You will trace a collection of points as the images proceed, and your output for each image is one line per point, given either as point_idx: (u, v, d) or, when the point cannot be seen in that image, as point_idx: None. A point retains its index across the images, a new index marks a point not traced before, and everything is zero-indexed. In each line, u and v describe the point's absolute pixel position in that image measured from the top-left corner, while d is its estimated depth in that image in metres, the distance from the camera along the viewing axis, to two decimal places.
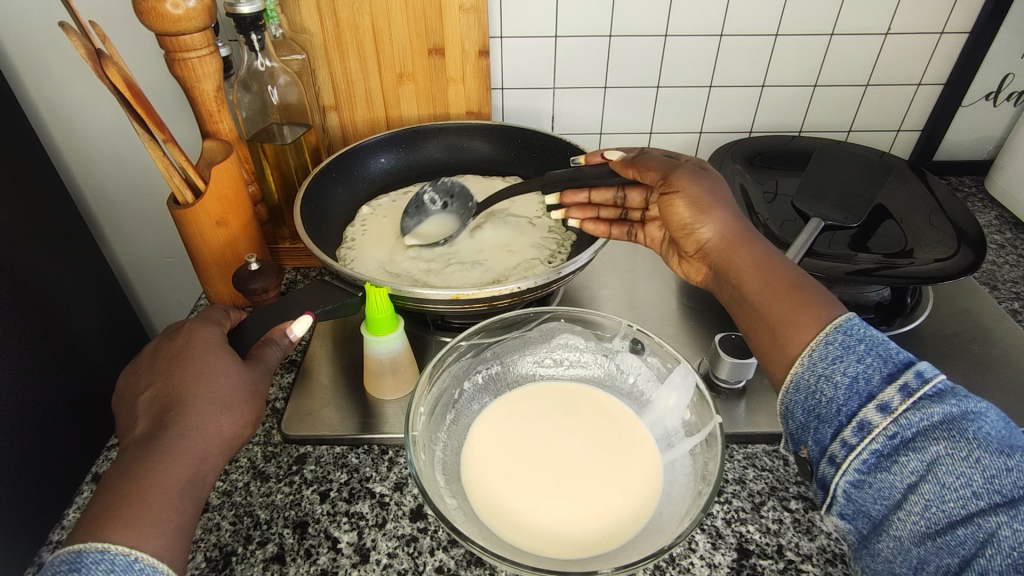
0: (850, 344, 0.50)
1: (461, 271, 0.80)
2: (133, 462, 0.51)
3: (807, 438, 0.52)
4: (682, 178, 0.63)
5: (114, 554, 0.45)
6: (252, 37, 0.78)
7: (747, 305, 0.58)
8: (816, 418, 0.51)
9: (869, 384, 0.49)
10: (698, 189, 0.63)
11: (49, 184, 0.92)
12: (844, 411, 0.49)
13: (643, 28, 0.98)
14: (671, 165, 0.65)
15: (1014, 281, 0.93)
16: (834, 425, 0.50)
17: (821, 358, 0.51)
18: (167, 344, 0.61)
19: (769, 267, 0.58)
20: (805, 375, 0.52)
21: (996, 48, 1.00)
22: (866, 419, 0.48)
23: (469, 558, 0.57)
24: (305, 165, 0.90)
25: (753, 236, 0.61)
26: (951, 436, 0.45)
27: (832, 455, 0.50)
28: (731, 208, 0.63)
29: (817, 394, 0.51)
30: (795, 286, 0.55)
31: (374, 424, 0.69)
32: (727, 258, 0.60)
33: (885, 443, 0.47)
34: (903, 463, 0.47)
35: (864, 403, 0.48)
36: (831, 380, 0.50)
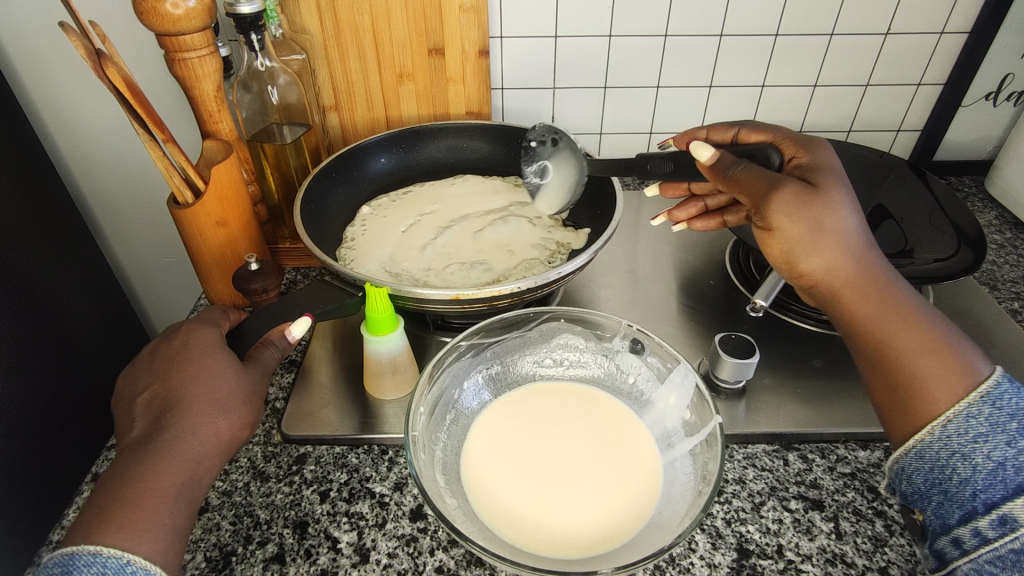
0: (998, 423, 0.49)
1: (461, 271, 0.80)
2: (130, 465, 0.51)
3: (927, 507, 0.51)
4: (788, 210, 0.55)
5: (107, 556, 0.45)
6: (252, 37, 0.78)
7: (868, 355, 0.55)
8: (943, 493, 0.50)
9: (1017, 475, 0.47)
10: (807, 224, 0.55)
11: (49, 185, 0.92)
12: (981, 497, 0.48)
13: (643, 28, 0.98)
14: (773, 185, 0.56)
15: (1014, 281, 0.93)
16: (965, 507, 0.49)
17: (957, 433, 0.50)
18: (165, 345, 0.61)
19: (895, 320, 0.54)
20: (934, 445, 0.50)
21: (996, 47, 0.99)
22: (1010, 514, 0.47)
23: (469, 558, 0.57)
24: (305, 165, 0.90)
25: (875, 274, 0.57)
26: None
27: (959, 537, 0.49)
28: (849, 237, 0.56)
29: (948, 470, 0.50)
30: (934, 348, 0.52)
31: (374, 424, 0.69)
32: (843, 300, 0.57)
33: None
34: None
35: (1010, 495, 0.47)
36: (969, 460, 0.49)
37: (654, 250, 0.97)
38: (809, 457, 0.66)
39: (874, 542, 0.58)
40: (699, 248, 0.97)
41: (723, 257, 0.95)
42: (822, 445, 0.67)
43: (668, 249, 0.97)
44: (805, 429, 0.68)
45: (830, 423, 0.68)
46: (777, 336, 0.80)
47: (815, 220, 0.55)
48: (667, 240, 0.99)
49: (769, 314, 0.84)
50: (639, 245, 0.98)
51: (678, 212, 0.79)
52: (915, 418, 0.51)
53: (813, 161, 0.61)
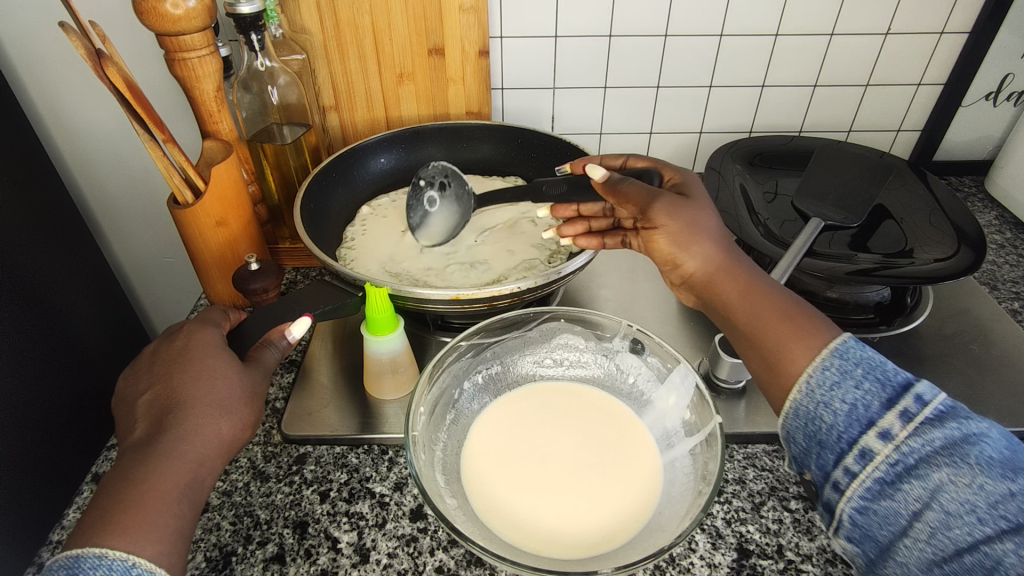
0: (847, 368, 0.46)
1: (461, 271, 0.80)
2: (132, 466, 0.51)
3: (809, 463, 0.48)
4: (661, 210, 0.58)
5: (112, 560, 0.45)
6: (252, 37, 0.78)
7: (740, 338, 0.54)
8: (817, 444, 0.46)
9: (868, 410, 0.45)
10: (681, 222, 0.57)
11: (49, 186, 0.92)
12: (845, 438, 0.45)
13: (643, 28, 0.98)
14: (648, 194, 0.59)
15: (1014, 281, 0.93)
16: (835, 452, 0.46)
17: (819, 384, 0.47)
18: (166, 346, 0.61)
19: (757, 298, 0.53)
20: (803, 402, 0.47)
21: (996, 48, 1.00)
22: (868, 447, 0.44)
23: (469, 558, 0.57)
24: (305, 165, 0.90)
25: (741, 262, 0.56)
26: (955, 463, 0.42)
27: (835, 482, 0.46)
28: (715, 234, 0.58)
29: (815, 420, 0.47)
30: (791, 315, 0.51)
31: (374, 424, 0.69)
32: (714, 287, 0.56)
33: (887, 471, 0.44)
34: (906, 491, 0.43)
35: (865, 430, 0.45)
36: (830, 407, 0.46)
37: None
38: None
39: None
40: None
41: None
42: None
43: None
44: None
45: None
46: None
47: (690, 219, 0.58)
48: None
49: None
50: None
51: (564, 228, 0.69)
52: (784, 383, 0.49)
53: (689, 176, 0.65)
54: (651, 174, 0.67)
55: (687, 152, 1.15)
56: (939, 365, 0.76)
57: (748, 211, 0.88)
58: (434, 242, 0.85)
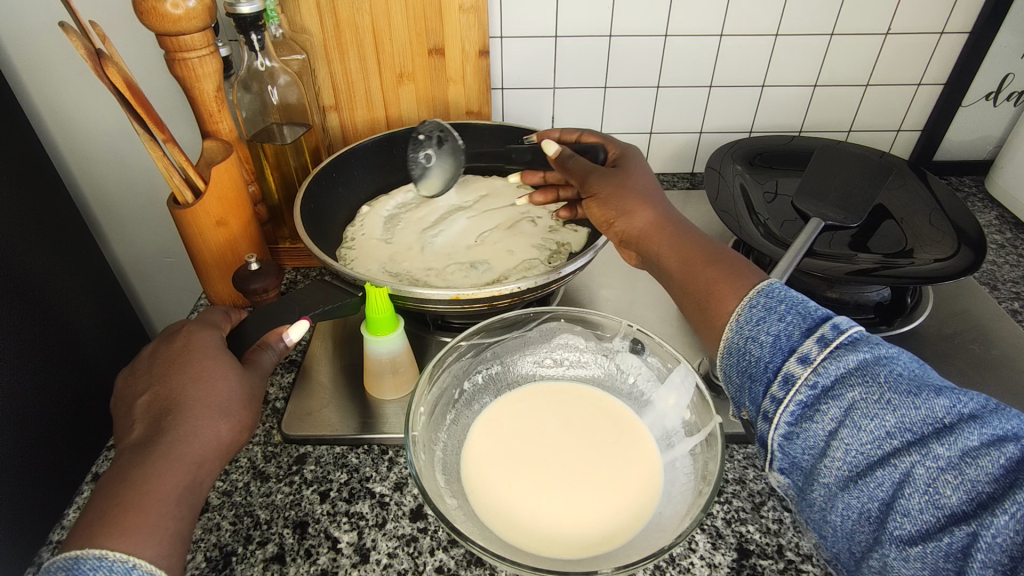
0: (772, 306, 0.48)
1: (462, 271, 0.80)
2: (131, 467, 0.51)
3: (744, 399, 0.49)
4: (597, 182, 0.66)
5: (112, 561, 0.45)
6: (252, 37, 0.78)
7: (674, 285, 0.57)
8: (748, 377, 0.48)
9: (790, 339, 0.46)
10: (611, 188, 0.64)
11: (49, 185, 0.92)
12: (770, 365, 0.46)
13: (643, 28, 0.98)
14: (588, 168, 0.67)
15: (1014, 281, 0.93)
16: (762, 382, 0.47)
17: (746, 321, 0.49)
18: (166, 347, 0.61)
19: (684, 249, 0.57)
20: (734, 339, 0.49)
21: (996, 48, 0.99)
22: (790, 372, 0.45)
23: (469, 558, 0.57)
24: (305, 165, 0.90)
25: (675, 220, 0.61)
26: (866, 381, 0.42)
27: (765, 411, 0.47)
28: (650, 197, 0.63)
29: (746, 355, 0.48)
30: (715, 261, 0.55)
31: (374, 424, 0.69)
32: (647, 243, 0.61)
33: (808, 395, 0.44)
34: (824, 412, 0.43)
35: (786, 357, 0.46)
36: (757, 340, 0.48)
37: None
38: None
39: None
40: None
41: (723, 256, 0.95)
42: None
43: None
44: None
45: None
46: None
47: (620, 185, 0.64)
48: None
49: None
50: None
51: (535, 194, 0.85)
52: (715, 325, 0.51)
53: (631, 150, 0.72)
54: (597, 150, 0.73)
55: (687, 153, 1.15)
56: (939, 365, 0.76)
57: (748, 211, 0.88)
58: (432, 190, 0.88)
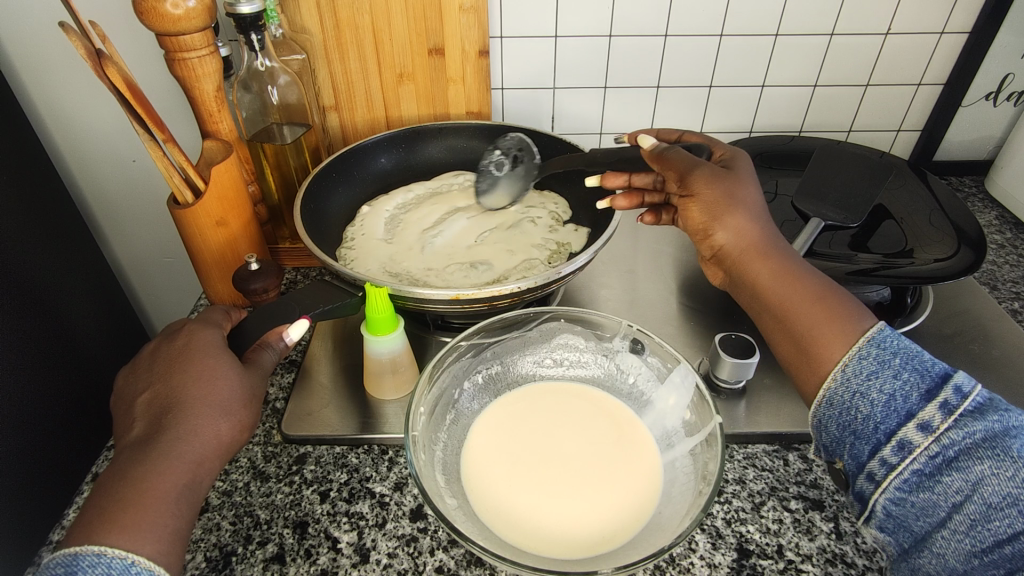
0: (885, 359, 0.51)
1: (462, 271, 0.80)
2: (131, 465, 0.51)
3: (842, 453, 0.53)
4: (702, 181, 0.62)
5: (111, 557, 0.45)
6: (252, 37, 0.78)
7: (768, 312, 0.58)
8: (852, 434, 0.52)
9: (907, 402, 0.50)
10: (718, 194, 0.61)
11: (49, 185, 0.92)
12: (883, 429, 0.50)
13: (643, 28, 0.98)
14: (692, 164, 0.63)
15: (1014, 281, 0.93)
16: (871, 443, 0.51)
17: (855, 374, 0.52)
18: (166, 345, 0.61)
19: (792, 282, 0.58)
20: (837, 392, 0.53)
21: (996, 48, 1.00)
22: (906, 439, 0.49)
23: (469, 558, 0.57)
24: (305, 165, 0.90)
25: (779, 246, 0.61)
26: (995, 455, 0.45)
27: (870, 472, 0.51)
28: (756, 214, 0.62)
29: (852, 410, 0.52)
30: (823, 300, 0.56)
31: (373, 424, 0.69)
32: (744, 264, 0.60)
33: (927, 463, 0.48)
34: (946, 483, 0.47)
35: (904, 422, 0.49)
36: (867, 397, 0.51)
37: (654, 250, 0.97)
38: (809, 457, 0.66)
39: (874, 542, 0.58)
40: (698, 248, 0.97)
41: None
42: None
43: (667, 249, 0.97)
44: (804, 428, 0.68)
45: None
46: None
47: (726, 191, 0.61)
48: (667, 240, 0.99)
49: None
50: (638, 246, 0.98)
51: (618, 199, 0.72)
52: (816, 362, 0.54)
53: (734, 154, 0.68)
54: (703, 150, 0.70)
55: None
56: None
57: None
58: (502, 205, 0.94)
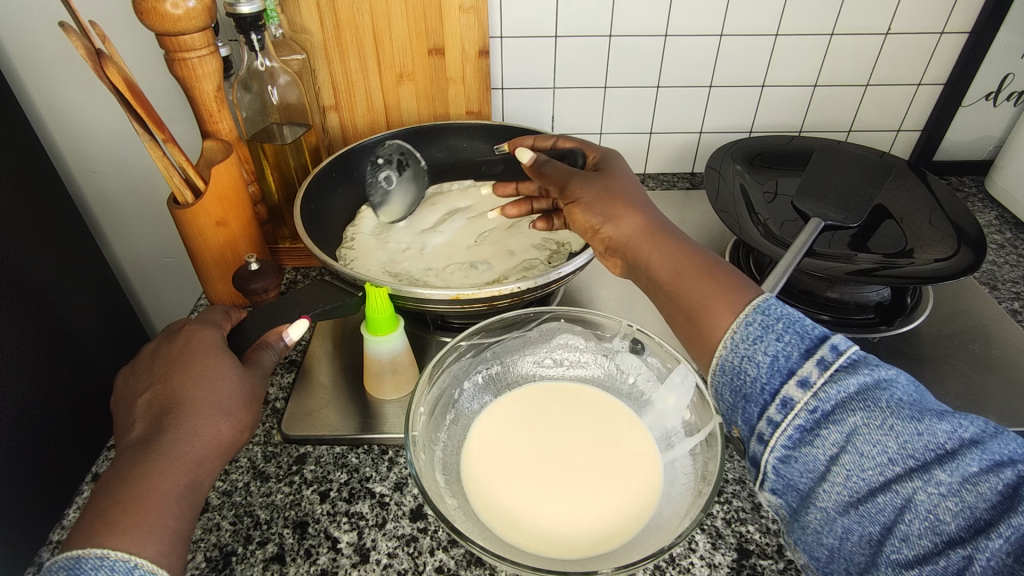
0: (768, 324, 0.46)
1: (462, 271, 0.80)
2: (131, 466, 0.51)
3: (736, 419, 0.47)
4: (580, 187, 0.63)
5: (114, 560, 0.45)
6: (252, 37, 0.78)
7: (662, 297, 0.55)
8: (742, 398, 0.46)
9: (788, 360, 0.44)
10: (593, 192, 0.62)
11: (49, 185, 0.92)
12: (767, 388, 0.44)
13: (643, 28, 0.98)
14: (567, 173, 0.65)
15: (1014, 281, 0.93)
16: (759, 404, 0.45)
17: (742, 338, 0.46)
18: (166, 345, 0.61)
19: (675, 259, 0.54)
20: (727, 358, 0.47)
21: (996, 48, 1.00)
22: (789, 396, 0.43)
23: (469, 558, 0.57)
24: (305, 165, 0.90)
25: (665, 226, 0.58)
26: (868, 406, 0.41)
27: (760, 434, 0.45)
28: (637, 203, 0.60)
29: (740, 374, 0.46)
30: (706, 272, 0.52)
31: (374, 424, 0.69)
32: (635, 250, 0.58)
33: (807, 419, 0.43)
34: (824, 437, 0.42)
35: (785, 379, 0.44)
36: (752, 359, 0.45)
37: None
38: None
39: None
40: None
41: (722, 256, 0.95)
42: None
43: None
44: None
45: None
46: None
47: (602, 189, 0.62)
48: None
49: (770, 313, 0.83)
50: None
51: (509, 208, 0.78)
52: (706, 337, 0.49)
53: (611, 155, 0.70)
54: (577, 157, 0.72)
55: (687, 152, 1.15)
56: (939, 364, 0.76)
57: (748, 211, 0.88)
58: (397, 217, 0.90)
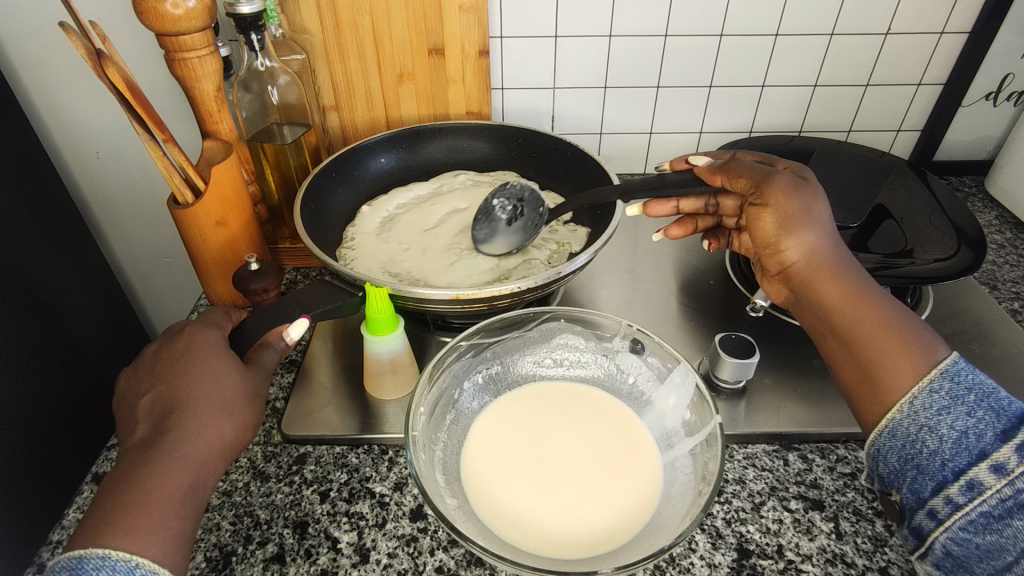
0: (958, 395, 0.50)
1: (463, 270, 0.81)
2: (133, 466, 0.51)
3: (902, 486, 0.51)
4: (780, 195, 0.60)
5: (115, 560, 0.45)
6: (252, 37, 0.78)
7: (835, 335, 0.57)
8: (915, 468, 0.50)
9: (980, 441, 0.48)
10: (794, 207, 0.59)
11: (48, 185, 0.93)
12: (950, 465, 0.49)
13: (642, 28, 0.98)
14: (764, 176, 0.61)
15: (1014, 281, 0.93)
16: (936, 479, 0.49)
17: (924, 407, 0.50)
18: (168, 346, 0.62)
19: (863, 305, 0.56)
20: (902, 422, 0.51)
21: (996, 48, 1.00)
22: (977, 478, 0.47)
23: (469, 558, 0.57)
24: (305, 165, 0.90)
25: (850, 266, 0.58)
26: None
27: (932, 509, 0.49)
28: (828, 231, 0.59)
29: (918, 444, 0.50)
30: (896, 328, 0.54)
31: (373, 424, 0.69)
32: (814, 283, 0.58)
33: (996, 505, 0.46)
34: (1016, 527, 0.45)
35: (976, 460, 0.48)
36: (935, 432, 0.50)
37: (654, 250, 0.97)
38: (809, 457, 0.66)
39: (874, 542, 0.58)
40: (699, 248, 0.97)
41: (723, 256, 0.95)
42: (823, 445, 0.67)
43: (668, 249, 0.97)
44: (804, 428, 0.68)
45: (831, 422, 0.68)
46: (776, 335, 0.80)
47: (804, 205, 0.59)
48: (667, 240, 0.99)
49: (769, 314, 0.83)
50: (638, 246, 0.98)
51: (671, 228, 0.74)
52: (881, 395, 0.53)
53: (799, 166, 0.66)
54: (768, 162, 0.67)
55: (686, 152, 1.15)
56: None
57: None
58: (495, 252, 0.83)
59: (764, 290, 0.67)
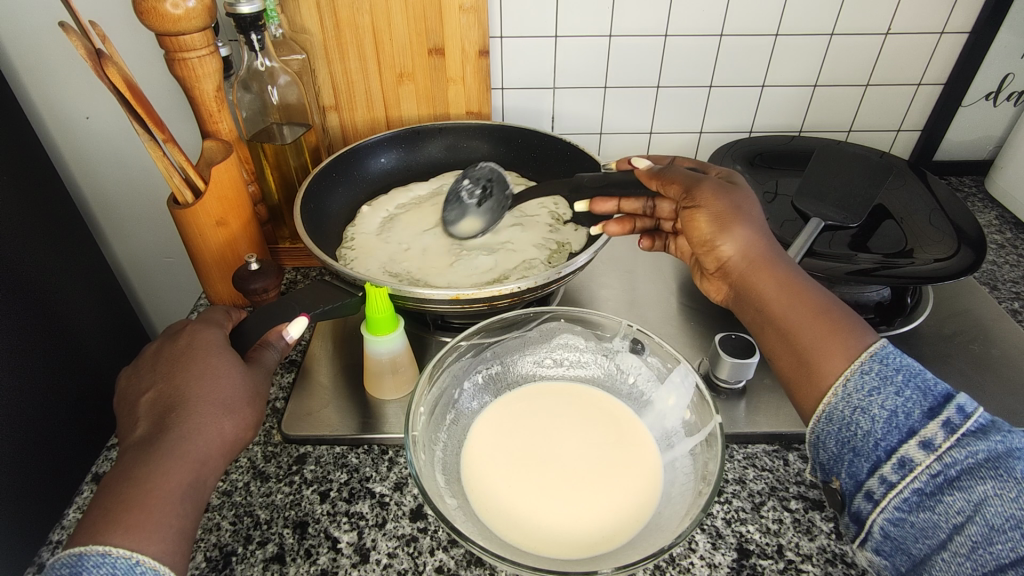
0: (888, 375, 0.49)
1: (464, 270, 0.81)
2: (133, 464, 0.51)
3: (841, 471, 0.51)
4: (710, 194, 0.61)
5: (115, 557, 0.45)
6: (252, 37, 0.78)
7: (772, 329, 0.57)
8: (851, 450, 0.50)
9: (909, 419, 0.48)
10: (723, 205, 0.61)
11: (48, 185, 0.93)
12: (883, 445, 0.49)
13: (642, 28, 0.98)
14: (696, 179, 0.63)
15: (1014, 281, 0.93)
16: (870, 459, 0.49)
17: (857, 389, 0.50)
18: (169, 345, 0.61)
19: (796, 296, 0.56)
20: (838, 406, 0.51)
21: (995, 48, 1.00)
22: (907, 456, 0.48)
23: (469, 558, 0.57)
24: (305, 165, 0.90)
25: (780, 259, 0.59)
26: (999, 475, 0.45)
27: (869, 490, 0.49)
28: (756, 226, 0.60)
29: (853, 426, 0.50)
30: (827, 315, 0.54)
31: (373, 424, 0.69)
32: (749, 278, 0.59)
33: (928, 482, 0.47)
34: (947, 503, 0.46)
35: (906, 438, 0.48)
36: (867, 413, 0.49)
37: None
38: (809, 457, 0.66)
39: None
40: None
41: None
42: None
43: None
44: (804, 429, 0.68)
45: None
46: None
47: (733, 204, 0.61)
48: None
49: None
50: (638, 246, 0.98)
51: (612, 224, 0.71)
52: (817, 383, 0.52)
53: (727, 170, 0.68)
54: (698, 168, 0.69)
55: (686, 152, 1.15)
56: (939, 364, 0.76)
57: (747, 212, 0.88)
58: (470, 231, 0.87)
59: (703, 289, 0.68)
